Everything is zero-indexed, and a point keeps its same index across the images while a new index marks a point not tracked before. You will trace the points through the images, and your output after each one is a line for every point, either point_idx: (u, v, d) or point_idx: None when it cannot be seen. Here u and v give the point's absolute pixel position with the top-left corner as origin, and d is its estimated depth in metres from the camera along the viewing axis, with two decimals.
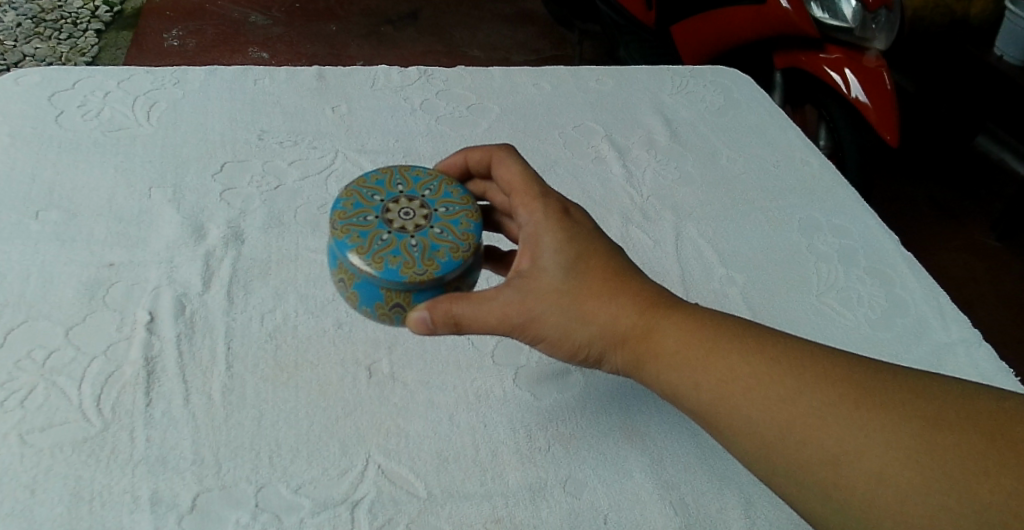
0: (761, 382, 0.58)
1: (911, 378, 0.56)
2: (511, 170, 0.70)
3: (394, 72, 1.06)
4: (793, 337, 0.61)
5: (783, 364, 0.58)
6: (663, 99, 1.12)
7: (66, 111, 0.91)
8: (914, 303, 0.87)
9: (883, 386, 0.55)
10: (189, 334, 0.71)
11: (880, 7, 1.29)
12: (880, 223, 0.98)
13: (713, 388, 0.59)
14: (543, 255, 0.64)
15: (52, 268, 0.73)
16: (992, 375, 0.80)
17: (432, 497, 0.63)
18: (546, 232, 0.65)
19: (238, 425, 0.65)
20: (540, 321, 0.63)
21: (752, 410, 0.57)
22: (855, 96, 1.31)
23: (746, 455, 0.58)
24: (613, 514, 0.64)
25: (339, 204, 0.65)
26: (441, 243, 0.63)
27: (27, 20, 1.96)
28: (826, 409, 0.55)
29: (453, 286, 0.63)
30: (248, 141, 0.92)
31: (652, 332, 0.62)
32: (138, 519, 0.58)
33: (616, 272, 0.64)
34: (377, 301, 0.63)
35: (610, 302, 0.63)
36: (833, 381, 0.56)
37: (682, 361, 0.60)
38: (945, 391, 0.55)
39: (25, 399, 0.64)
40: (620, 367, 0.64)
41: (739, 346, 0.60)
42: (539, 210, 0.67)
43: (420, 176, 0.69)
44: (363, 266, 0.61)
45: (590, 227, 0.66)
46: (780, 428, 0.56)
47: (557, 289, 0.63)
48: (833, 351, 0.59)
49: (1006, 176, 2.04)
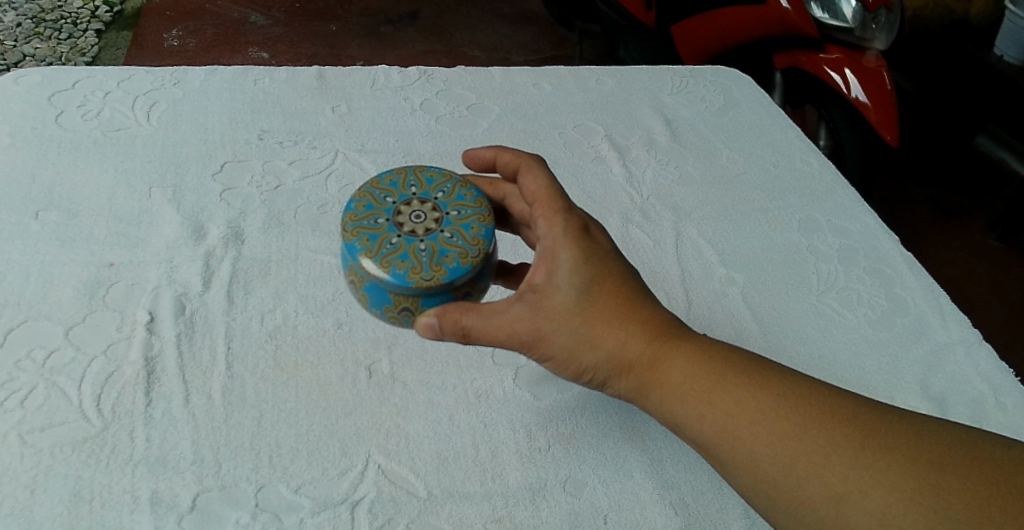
0: (766, 416, 0.58)
1: (915, 420, 0.56)
2: (537, 181, 0.70)
3: (394, 72, 1.06)
4: (801, 374, 0.61)
5: (789, 399, 0.58)
6: (663, 99, 1.12)
7: (67, 111, 0.91)
8: (915, 303, 0.87)
9: (889, 428, 0.55)
10: (189, 334, 0.71)
11: (880, 7, 1.29)
12: (880, 224, 0.98)
13: (718, 420, 0.59)
14: (558, 275, 0.64)
15: (52, 268, 0.73)
16: (991, 375, 0.80)
17: (432, 497, 0.63)
18: (564, 249, 0.64)
19: (238, 425, 0.65)
20: (548, 340, 0.63)
21: (756, 445, 0.57)
22: (855, 96, 1.31)
23: (745, 489, 0.58)
24: (614, 514, 0.65)
25: (351, 206, 0.66)
26: (450, 248, 0.62)
27: (27, 20, 1.96)
28: (832, 448, 0.55)
29: (461, 291, 0.63)
30: (248, 141, 0.92)
31: (661, 361, 0.62)
32: (138, 519, 0.58)
33: (629, 297, 0.64)
34: (386, 305, 0.63)
35: (621, 329, 0.62)
36: (839, 418, 0.56)
37: (688, 391, 0.60)
38: (948, 436, 0.55)
39: (25, 398, 0.64)
40: (623, 393, 0.64)
41: (746, 379, 0.60)
42: (558, 225, 0.66)
43: (434, 177, 0.69)
44: (372, 269, 0.61)
45: (608, 249, 0.66)
46: (783, 462, 0.56)
47: (570, 311, 0.62)
48: (839, 390, 0.59)
49: (1006, 176, 2.04)
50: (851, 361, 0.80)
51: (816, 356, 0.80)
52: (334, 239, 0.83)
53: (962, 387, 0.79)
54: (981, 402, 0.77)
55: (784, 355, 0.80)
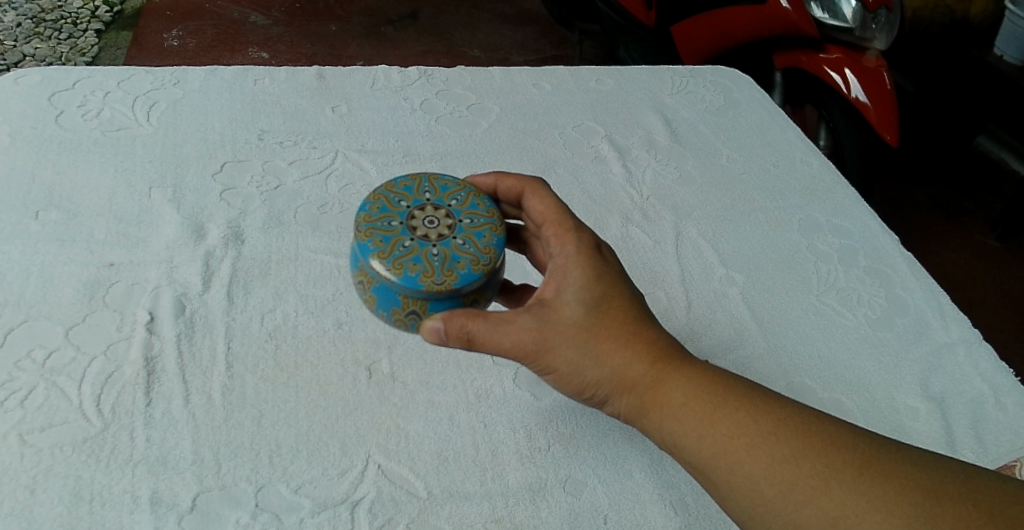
0: (765, 440, 0.57)
1: (913, 451, 0.56)
2: (545, 202, 0.70)
3: (394, 72, 1.06)
4: (801, 403, 0.61)
5: (788, 425, 0.58)
6: (663, 99, 1.12)
7: (67, 111, 0.91)
8: (915, 303, 0.88)
9: (887, 456, 0.55)
10: (189, 334, 0.71)
11: (880, 7, 1.29)
12: (880, 224, 0.98)
13: (718, 440, 0.58)
14: (566, 290, 0.64)
15: (52, 268, 0.73)
16: (991, 375, 0.80)
17: (432, 497, 0.63)
18: (575, 267, 0.64)
19: (238, 425, 0.65)
20: (552, 353, 0.63)
21: (754, 467, 0.57)
22: (855, 96, 1.31)
23: (741, 513, 0.57)
24: (614, 514, 0.65)
25: (365, 207, 0.66)
26: (462, 254, 0.63)
27: (27, 20, 1.95)
28: (829, 472, 0.55)
29: (469, 298, 0.63)
30: (248, 141, 0.92)
31: (663, 381, 0.62)
32: (138, 519, 0.58)
33: (634, 318, 0.64)
34: (393, 307, 0.63)
35: (625, 347, 0.62)
36: (837, 444, 0.56)
37: (689, 412, 0.60)
38: (945, 466, 0.55)
39: (25, 398, 0.64)
40: (623, 412, 0.64)
41: (747, 403, 0.60)
42: (571, 243, 0.66)
43: (448, 185, 0.69)
44: (383, 271, 0.61)
45: (617, 270, 0.66)
46: (781, 485, 0.55)
47: (576, 325, 0.63)
48: (839, 420, 0.59)
49: (1006, 176, 2.04)
50: (852, 361, 0.80)
51: (817, 356, 0.80)
52: (334, 240, 0.83)
53: (962, 386, 0.79)
54: (982, 401, 0.78)
55: (784, 355, 0.80)
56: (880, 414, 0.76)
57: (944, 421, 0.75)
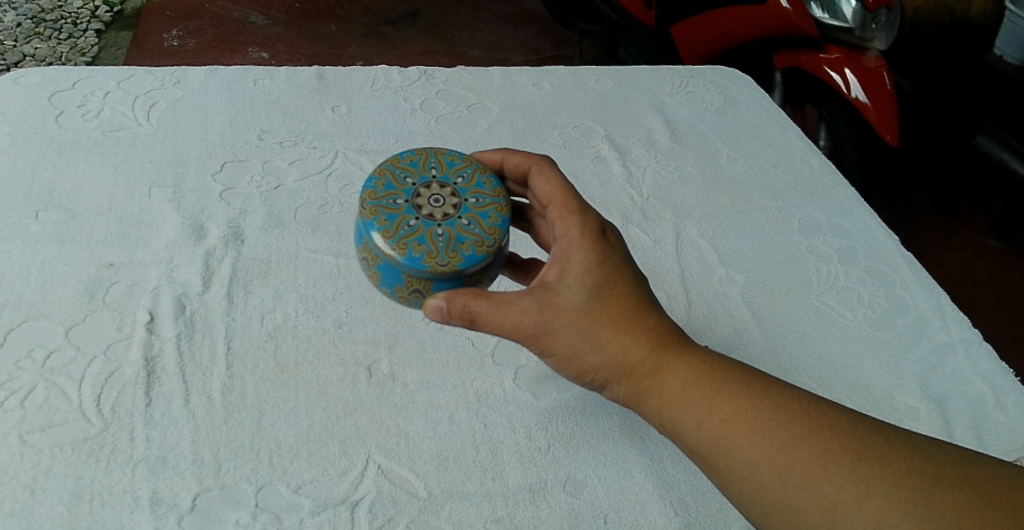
0: (764, 425, 0.57)
1: (910, 436, 0.56)
2: (551, 183, 0.69)
3: (394, 72, 1.06)
4: (802, 389, 0.61)
5: (787, 410, 0.58)
6: (663, 99, 1.12)
7: (67, 111, 0.91)
8: (915, 303, 0.88)
9: (885, 442, 0.56)
10: (189, 335, 0.71)
11: (880, 7, 1.29)
12: (879, 224, 0.98)
13: (718, 426, 0.58)
14: (569, 274, 0.63)
15: (52, 269, 0.73)
16: (991, 375, 0.80)
17: (432, 497, 0.63)
18: (578, 251, 0.64)
19: (238, 425, 0.65)
20: (552, 337, 0.63)
21: (753, 453, 0.57)
22: (855, 96, 1.31)
23: (740, 497, 0.57)
24: (614, 514, 0.65)
25: (371, 183, 0.65)
26: (467, 235, 0.63)
27: (27, 20, 1.95)
28: (828, 458, 0.55)
29: (473, 279, 0.63)
30: (248, 140, 0.92)
31: (664, 367, 0.62)
32: (138, 519, 0.58)
33: (636, 303, 0.64)
34: (396, 285, 0.64)
35: (626, 332, 0.62)
36: (835, 429, 0.56)
37: (688, 397, 0.60)
38: (941, 450, 0.55)
39: (25, 398, 0.64)
40: (622, 396, 0.64)
41: (747, 390, 0.60)
42: (575, 226, 0.65)
43: (455, 161, 0.68)
44: (387, 249, 0.62)
45: (621, 254, 0.65)
46: (779, 470, 0.56)
47: (577, 309, 0.62)
48: (837, 405, 0.59)
49: (1006, 175, 2.04)
50: (851, 361, 0.80)
51: (816, 356, 0.80)
52: (334, 240, 0.83)
53: (963, 387, 0.79)
54: (981, 401, 0.78)
55: (784, 355, 0.80)
56: (880, 414, 0.75)
57: (943, 421, 0.75)
